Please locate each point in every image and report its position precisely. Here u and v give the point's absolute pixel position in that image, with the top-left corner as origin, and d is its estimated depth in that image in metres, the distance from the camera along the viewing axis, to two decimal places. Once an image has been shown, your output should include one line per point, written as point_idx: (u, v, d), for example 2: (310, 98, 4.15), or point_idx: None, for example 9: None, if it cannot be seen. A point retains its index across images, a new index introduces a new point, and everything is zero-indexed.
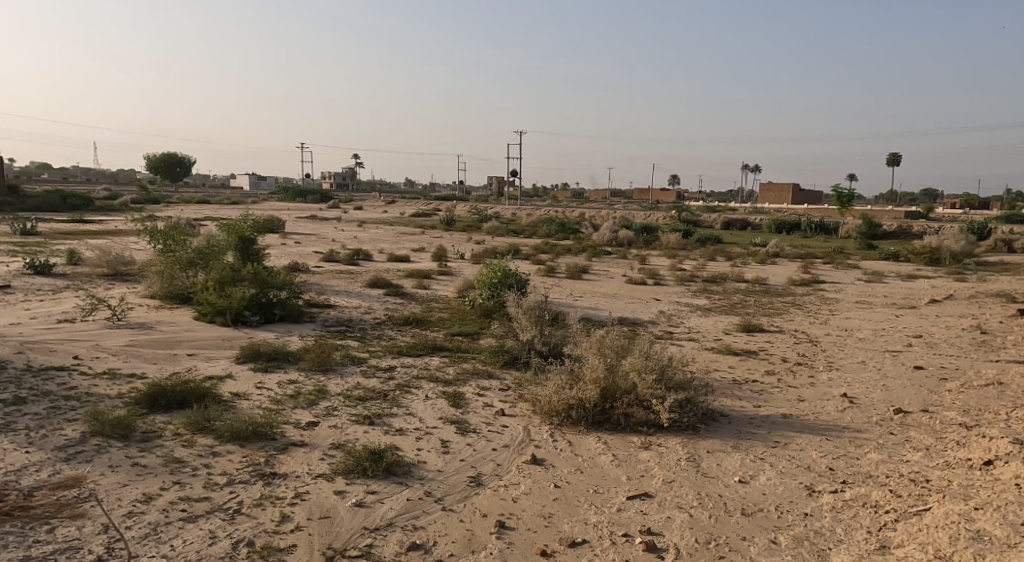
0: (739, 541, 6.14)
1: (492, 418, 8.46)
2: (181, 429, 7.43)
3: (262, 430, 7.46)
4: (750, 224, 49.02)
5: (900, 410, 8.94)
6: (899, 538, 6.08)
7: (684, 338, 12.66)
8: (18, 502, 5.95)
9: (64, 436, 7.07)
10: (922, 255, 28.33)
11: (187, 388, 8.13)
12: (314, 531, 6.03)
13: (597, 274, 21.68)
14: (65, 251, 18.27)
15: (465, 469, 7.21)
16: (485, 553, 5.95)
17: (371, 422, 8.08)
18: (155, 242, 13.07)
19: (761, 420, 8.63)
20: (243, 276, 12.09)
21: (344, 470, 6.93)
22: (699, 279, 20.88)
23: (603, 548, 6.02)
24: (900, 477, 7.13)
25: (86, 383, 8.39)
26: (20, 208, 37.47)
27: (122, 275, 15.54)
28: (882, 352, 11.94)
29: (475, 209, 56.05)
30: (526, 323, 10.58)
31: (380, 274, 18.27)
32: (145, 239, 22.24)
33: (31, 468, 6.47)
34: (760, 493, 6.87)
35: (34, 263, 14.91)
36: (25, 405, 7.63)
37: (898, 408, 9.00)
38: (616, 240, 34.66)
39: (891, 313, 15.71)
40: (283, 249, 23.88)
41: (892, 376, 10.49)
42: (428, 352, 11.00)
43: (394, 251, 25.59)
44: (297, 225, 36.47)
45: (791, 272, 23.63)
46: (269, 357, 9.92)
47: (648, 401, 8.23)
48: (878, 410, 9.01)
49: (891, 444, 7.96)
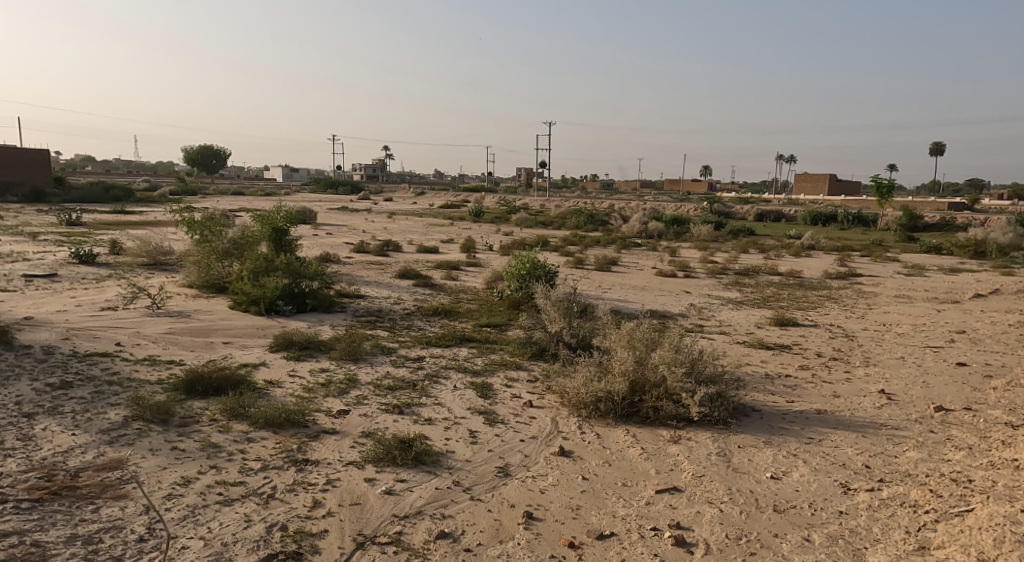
0: (771, 538, 6.16)
1: (519, 409, 8.55)
2: (217, 415, 7.63)
3: (295, 417, 7.64)
4: (785, 215, 48.65)
5: (941, 408, 8.83)
6: (940, 540, 6.04)
7: (714, 331, 12.65)
8: (65, 482, 6.17)
9: (107, 419, 7.29)
10: (966, 248, 27.81)
11: (224, 376, 8.35)
12: (345, 517, 6.17)
13: (627, 265, 21.71)
14: (106, 242, 18.74)
15: (493, 460, 7.31)
16: (513, 543, 6.03)
17: (400, 412, 8.21)
18: (192, 232, 13.22)
19: (795, 415, 8.60)
20: (277, 267, 12.29)
21: (375, 457, 7.07)
22: (731, 272, 20.75)
23: (632, 542, 6.08)
24: (942, 476, 7.07)
25: (128, 368, 8.64)
26: (67, 200, 38.51)
27: (162, 265, 15.86)
28: (922, 348, 11.79)
29: (505, 201, 56.27)
30: (554, 315, 10.59)
31: (410, 266, 18.48)
32: (183, 230, 22.73)
33: (77, 449, 6.69)
34: (793, 490, 6.86)
35: (79, 252, 15.32)
36: (71, 389, 7.87)
37: (940, 405, 8.89)
38: (646, 232, 34.63)
39: (933, 308, 15.42)
40: (316, 240, 24.27)
41: (933, 373, 10.35)
42: (456, 343, 11.11)
43: (424, 242, 25.84)
44: (330, 216, 36.94)
45: (827, 265, 23.21)
46: (301, 346, 10.12)
47: (678, 395, 8.23)
48: (918, 407, 8.92)
49: (932, 442, 7.88)
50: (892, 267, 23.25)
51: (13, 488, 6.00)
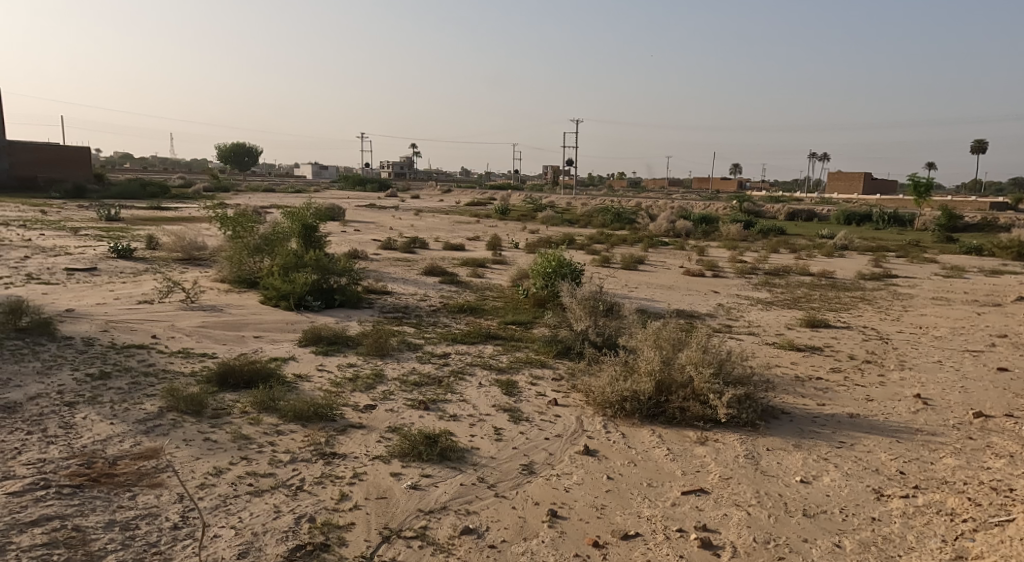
0: (800, 543, 6.15)
1: (544, 407, 8.61)
2: (248, 407, 7.80)
3: (323, 411, 7.78)
4: (818, 215, 48.07)
5: (981, 414, 8.72)
6: (979, 549, 5.99)
7: (743, 332, 12.59)
8: (104, 469, 6.37)
9: (143, 410, 7.50)
10: (1008, 249, 27.23)
11: (255, 369, 8.53)
12: (371, 510, 6.29)
13: (654, 264, 21.66)
14: (143, 237, 19.15)
15: (518, 457, 7.39)
16: (537, 541, 6.10)
17: (426, 408, 8.32)
18: (224, 228, 13.50)
19: (826, 419, 8.56)
20: (306, 263, 12.49)
21: (400, 452, 7.18)
22: (760, 272, 20.59)
23: (657, 543, 6.11)
24: (981, 485, 7.00)
25: (163, 360, 8.86)
26: (104, 195, 39.30)
27: (196, 260, 16.19)
28: (960, 352, 11.62)
29: (533, 199, 56.29)
30: (580, 314, 10.63)
31: (437, 263, 18.63)
32: (216, 226, 23.13)
33: (115, 438, 6.89)
34: (824, 494, 6.84)
35: (117, 247, 15.69)
36: (109, 379, 8.10)
37: (979, 412, 8.78)
38: (674, 231, 34.48)
39: (973, 311, 15.16)
40: (345, 236, 24.55)
41: (972, 378, 10.21)
42: (482, 341, 11.21)
43: (451, 239, 26.00)
44: (359, 213, 37.30)
45: (861, 267, 22.90)
46: (330, 341, 10.28)
47: (705, 396, 8.24)
48: (956, 412, 8.82)
49: (970, 449, 7.79)
50: (929, 268, 22.88)
51: (55, 474, 6.20)
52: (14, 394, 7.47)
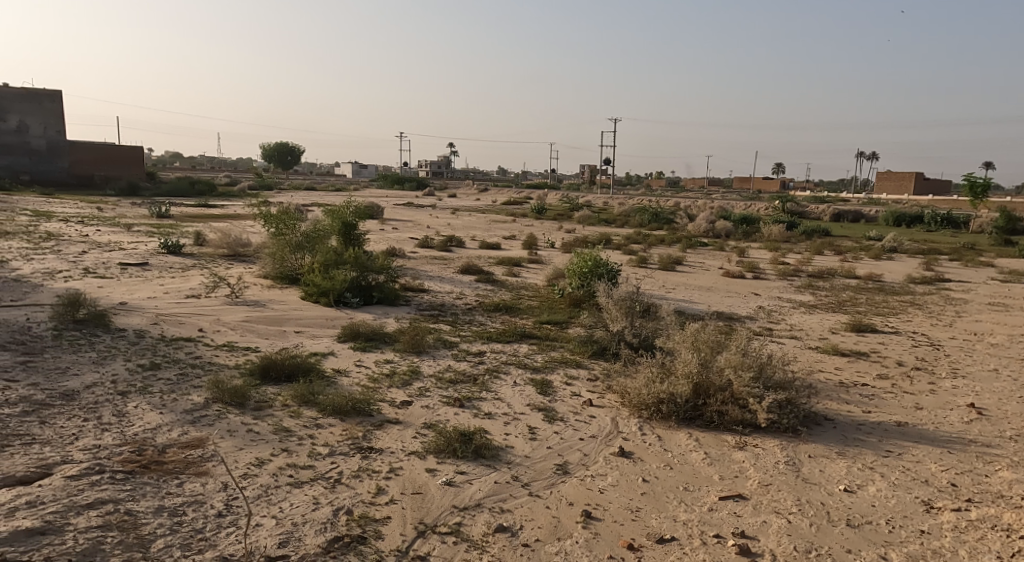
0: (843, 553, 6.12)
1: (579, 407, 8.67)
2: (289, 400, 8.01)
3: (361, 406, 7.96)
4: (865, 215, 47.14)
5: None
6: None
7: (784, 336, 12.47)
8: (153, 457, 6.61)
9: (190, 400, 7.75)
10: None
11: (296, 363, 8.75)
12: (407, 505, 6.43)
13: (692, 265, 21.54)
14: (190, 234, 19.65)
15: (553, 457, 7.46)
16: (571, 541, 6.17)
17: (461, 405, 8.44)
18: (268, 225, 13.79)
19: (872, 427, 8.46)
20: (345, 260, 12.70)
21: (436, 449, 7.31)
22: (802, 274, 20.31)
23: (693, 548, 6.13)
24: None
25: (209, 353, 9.14)
26: (154, 193, 40.34)
27: (240, 256, 16.58)
28: (1015, 360, 11.35)
29: (572, 198, 56.19)
30: (616, 314, 10.63)
31: (473, 261, 18.78)
32: (260, 223, 23.63)
33: (164, 427, 7.14)
34: (868, 505, 6.78)
35: (166, 243, 16.14)
36: (159, 370, 8.39)
37: None
38: (713, 232, 34.18)
39: None
40: (383, 234, 24.87)
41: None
42: (517, 339, 11.30)
43: (488, 238, 26.14)
44: (399, 211, 37.72)
45: (910, 270, 22.42)
46: (367, 338, 10.46)
47: (744, 400, 8.21)
48: (1012, 424, 8.64)
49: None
50: (984, 273, 22.28)
51: (109, 459, 6.46)
52: (71, 383, 7.78)
